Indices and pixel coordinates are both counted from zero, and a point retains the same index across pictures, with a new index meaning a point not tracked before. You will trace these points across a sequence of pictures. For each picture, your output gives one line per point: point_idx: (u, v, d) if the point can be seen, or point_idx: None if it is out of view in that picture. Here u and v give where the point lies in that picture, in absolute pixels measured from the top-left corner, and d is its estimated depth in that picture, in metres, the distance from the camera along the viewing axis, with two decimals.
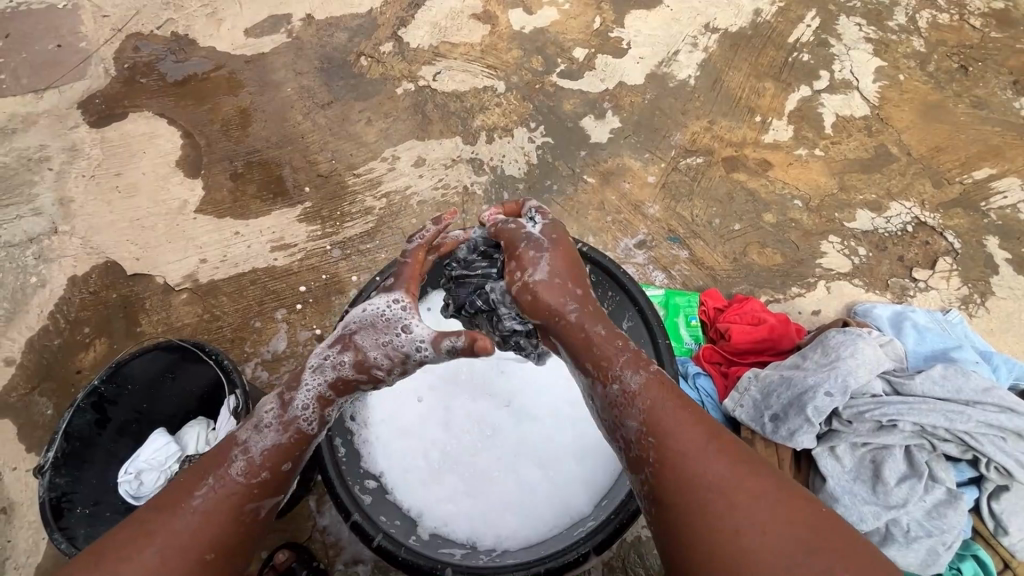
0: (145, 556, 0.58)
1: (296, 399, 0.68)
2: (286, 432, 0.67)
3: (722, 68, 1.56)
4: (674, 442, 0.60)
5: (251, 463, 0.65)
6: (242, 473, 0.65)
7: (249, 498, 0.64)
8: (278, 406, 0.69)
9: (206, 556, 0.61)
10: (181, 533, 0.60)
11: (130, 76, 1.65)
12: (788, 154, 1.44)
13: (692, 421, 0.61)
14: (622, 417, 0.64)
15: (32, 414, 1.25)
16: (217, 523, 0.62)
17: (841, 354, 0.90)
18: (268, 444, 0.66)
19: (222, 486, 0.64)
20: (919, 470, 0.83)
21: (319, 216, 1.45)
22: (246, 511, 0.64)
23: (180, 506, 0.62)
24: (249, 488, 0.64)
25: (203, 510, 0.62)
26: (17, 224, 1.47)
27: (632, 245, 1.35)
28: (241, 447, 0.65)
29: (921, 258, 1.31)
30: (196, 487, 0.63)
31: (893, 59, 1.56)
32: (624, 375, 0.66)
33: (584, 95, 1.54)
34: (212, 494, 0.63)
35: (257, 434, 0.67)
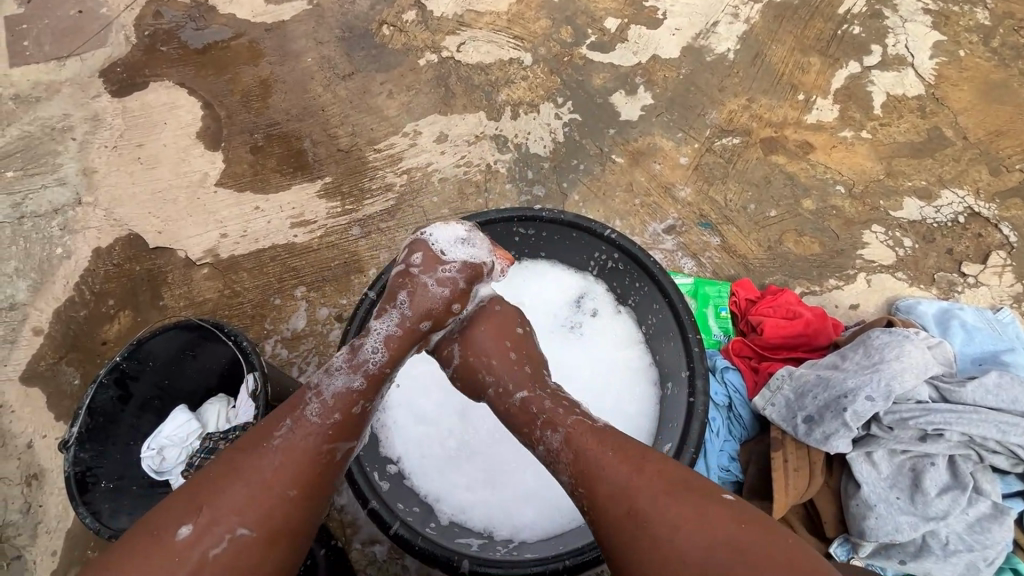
0: (230, 492, 0.62)
1: (366, 344, 0.75)
2: (355, 373, 0.73)
3: (764, 41, 1.46)
4: (602, 475, 0.62)
5: (324, 407, 0.70)
6: (318, 415, 0.69)
7: (328, 438, 0.68)
8: (348, 357, 0.75)
9: (288, 495, 0.64)
10: (267, 467, 0.64)
11: (151, 44, 1.62)
12: (832, 136, 1.35)
13: (614, 455, 0.63)
14: (557, 471, 0.67)
15: (60, 383, 1.27)
16: (293, 468, 0.65)
17: (886, 356, 0.84)
18: (340, 387, 0.72)
19: (299, 429, 0.67)
20: (964, 481, 0.79)
21: (340, 192, 1.43)
22: (326, 450, 0.68)
23: (260, 447, 0.65)
24: (326, 427, 0.69)
25: (283, 450, 0.66)
26: (43, 194, 1.47)
27: (661, 230, 1.29)
28: (315, 391, 0.70)
29: (973, 250, 1.23)
30: (274, 429, 0.67)
31: (953, 32, 1.44)
32: (546, 437, 0.69)
33: (615, 69, 1.46)
34: (292, 431, 0.67)
35: (327, 377, 0.72)
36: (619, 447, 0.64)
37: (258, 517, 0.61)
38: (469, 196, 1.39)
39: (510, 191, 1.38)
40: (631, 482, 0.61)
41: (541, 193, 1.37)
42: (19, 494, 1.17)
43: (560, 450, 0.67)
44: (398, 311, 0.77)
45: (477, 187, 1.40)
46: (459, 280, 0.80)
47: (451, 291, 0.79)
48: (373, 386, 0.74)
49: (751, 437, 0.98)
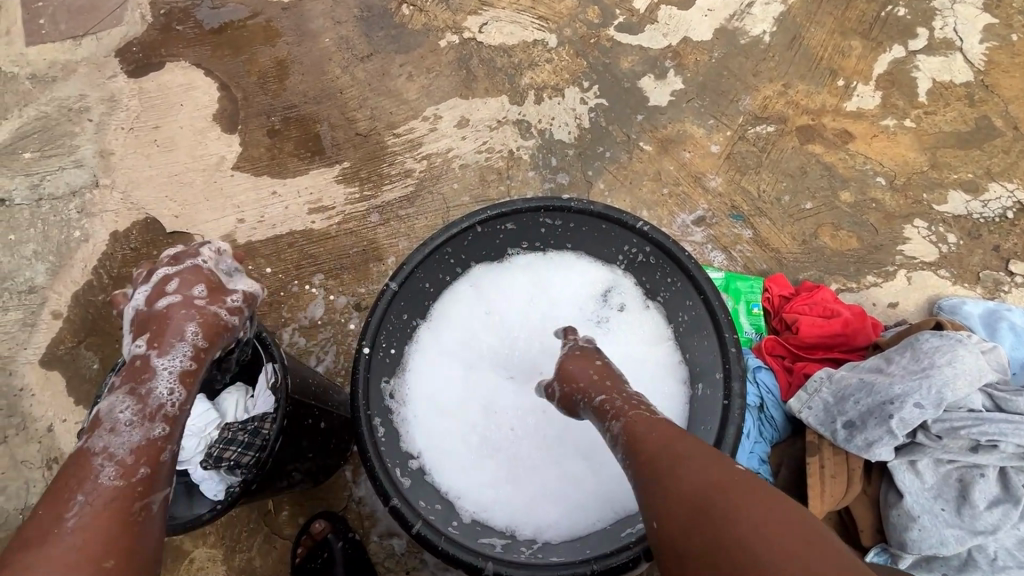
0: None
1: (156, 388, 0.69)
2: (151, 423, 0.67)
3: (803, 23, 1.39)
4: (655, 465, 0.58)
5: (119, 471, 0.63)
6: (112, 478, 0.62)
7: (135, 496, 0.62)
8: (138, 405, 0.68)
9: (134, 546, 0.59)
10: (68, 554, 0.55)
11: (167, 23, 1.58)
12: (873, 124, 1.28)
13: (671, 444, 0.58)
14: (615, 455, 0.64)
15: (79, 367, 1.27)
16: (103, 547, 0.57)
17: (937, 361, 0.79)
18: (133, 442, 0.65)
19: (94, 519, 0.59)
20: (1016, 494, 0.75)
21: (358, 177, 1.39)
22: (137, 511, 0.62)
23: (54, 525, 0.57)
24: (131, 486, 0.62)
25: (78, 531, 0.57)
26: (61, 176, 1.46)
27: (689, 221, 1.24)
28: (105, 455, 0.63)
29: (1021, 247, 1.16)
30: (65, 508, 0.58)
31: (1007, 14, 1.35)
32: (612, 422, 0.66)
33: (644, 52, 1.40)
34: (83, 509, 0.59)
35: (112, 436, 0.65)
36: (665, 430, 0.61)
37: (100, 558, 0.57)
38: (491, 183, 1.35)
39: (533, 178, 1.34)
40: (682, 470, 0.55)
41: (565, 181, 1.32)
42: (40, 477, 1.18)
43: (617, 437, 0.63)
44: (189, 345, 0.71)
45: (499, 175, 1.35)
46: (245, 309, 0.78)
47: (242, 320, 0.78)
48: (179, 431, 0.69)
49: (781, 439, 0.95)
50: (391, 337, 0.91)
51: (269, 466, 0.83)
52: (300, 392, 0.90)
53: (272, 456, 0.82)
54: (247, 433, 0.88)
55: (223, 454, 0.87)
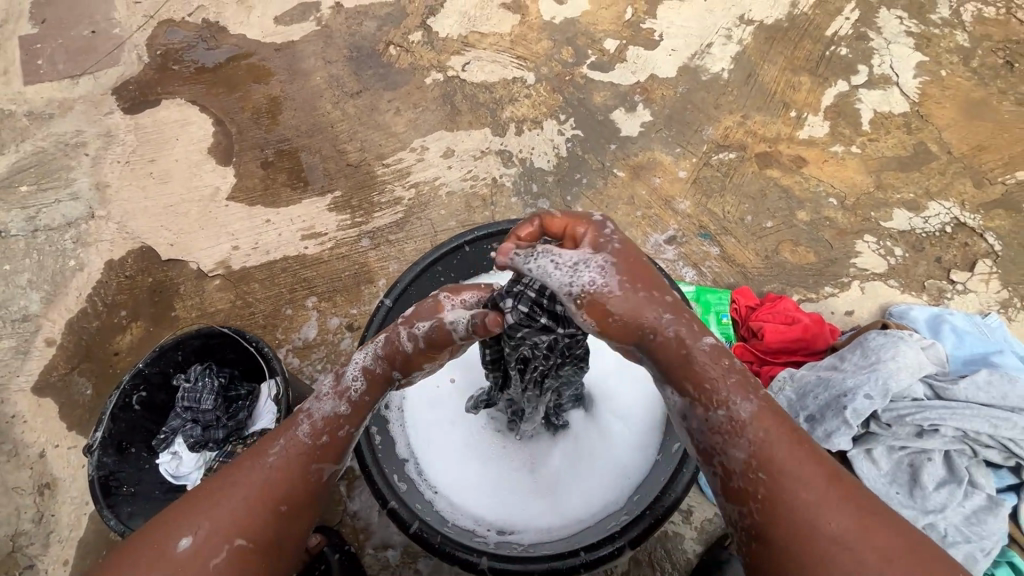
0: (227, 504, 0.60)
1: (347, 371, 0.70)
2: (340, 399, 0.68)
3: (756, 62, 1.53)
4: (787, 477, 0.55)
5: (319, 425, 0.67)
6: (309, 436, 0.66)
7: (314, 458, 0.65)
8: (333, 381, 0.71)
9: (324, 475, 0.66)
10: (256, 482, 0.62)
11: (163, 63, 1.66)
12: (823, 150, 1.41)
13: (796, 451, 0.56)
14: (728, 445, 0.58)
15: (72, 393, 1.28)
16: (294, 470, 0.64)
17: (883, 356, 0.89)
18: (330, 410, 0.68)
19: (293, 447, 0.65)
20: (959, 475, 0.84)
21: (349, 205, 1.46)
22: (314, 471, 0.65)
23: (256, 460, 0.63)
24: (315, 449, 0.66)
25: (276, 468, 0.63)
26: (57, 207, 1.50)
27: (662, 241, 1.34)
28: (304, 413, 0.67)
29: (960, 259, 1.28)
30: (266, 449, 0.64)
31: (934, 53, 1.51)
32: (734, 402, 0.59)
33: (615, 88, 1.53)
34: (282, 451, 0.65)
35: (316, 402, 0.69)
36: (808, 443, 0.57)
37: (293, 489, 0.63)
38: (476, 210, 1.44)
39: (516, 204, 1.43)
40: (797, 495, 0.54)
41: (545, 206, 1.41)
42: (31, 504, 1.18)
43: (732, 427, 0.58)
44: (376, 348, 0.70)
45: (483, 201, 1.44)
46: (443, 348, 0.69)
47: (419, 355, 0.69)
48: (355, 410, 0.69)
49: None
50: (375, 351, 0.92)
51: None
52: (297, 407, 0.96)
53: None
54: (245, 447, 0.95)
55: None
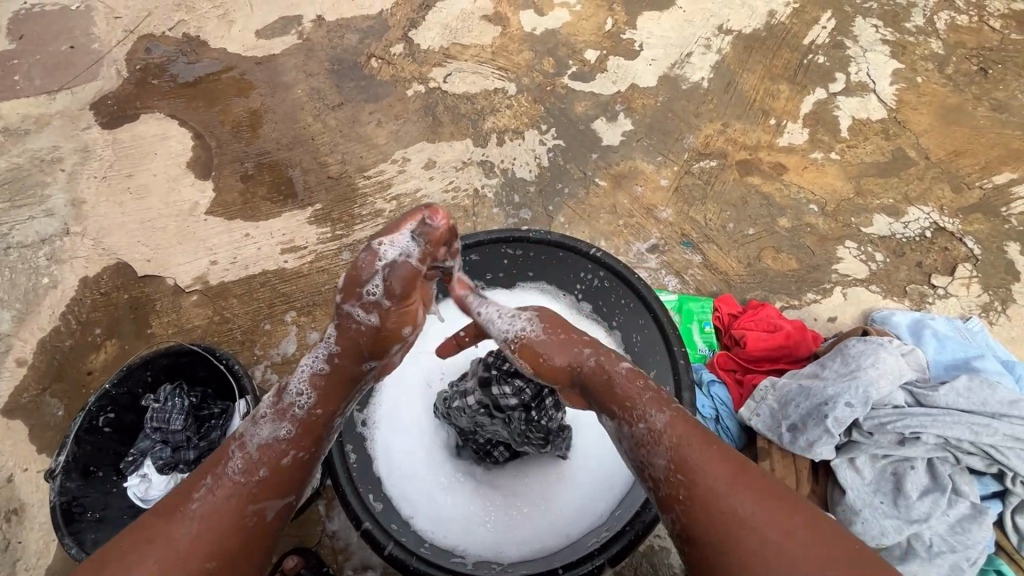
0: (144, 558, 0.55)
1: (289, 386, 0.68)
2: (281, 420, 0.66)
3: (736, 71, 1.54)
4: (705, 474, 0.55)
5: (255, 456, 0.64)
6: (241, 470, 0.62)
7: (250, 496, 0.61)
8: (275, 400, 0.68)
9: (267, 515, 0.62)
10: (182, 534, 0.57)
11: (142, 78, 1.65)
12: (803, 157, 1.42)
13: (717, 456, 0.57)
14: (652, 455, 0.60)
15: (42, 414, 1.25)
16: (225, 509, 0.60)
17: (863, 364, 0.89)
18: (268, 436, 0.65)
19: (219, 489, 0.61)
20: (942, 483, 0.83)
21: (329, 218, 1.45)
22: (250, 512, 0.61)
23: (178, 510, 0.59)
24: (249, 485, 0.62)
25: (201, 516, 0.59)
26: (31, 224, 1.47)
27: (644, 249, 1.33)
28: (237, 441, 0.64)
29: (941, 263, 1.28)
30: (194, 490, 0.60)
31: (910, 61, 1.53)
32: (649, 415, 0.62)
33: (596, 97, 1.53)
34: (210, 492, 0.60)
35: (253, 427, 0.66)
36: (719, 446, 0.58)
37: (225, 533, 0.58)
38: (457, 221, 1.42)
39: (498, 214, 1.42)
40: (723, 488, 0.54)
41: (527, 216, 1.41)
42: None
43: (654, 438, 0.60)
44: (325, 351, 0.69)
45: (465, 212, 1.43)
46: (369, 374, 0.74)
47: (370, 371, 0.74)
48: (299, 431, 0.66)
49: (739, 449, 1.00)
50: None
51: None
52: None
53: None
54: None
55: None
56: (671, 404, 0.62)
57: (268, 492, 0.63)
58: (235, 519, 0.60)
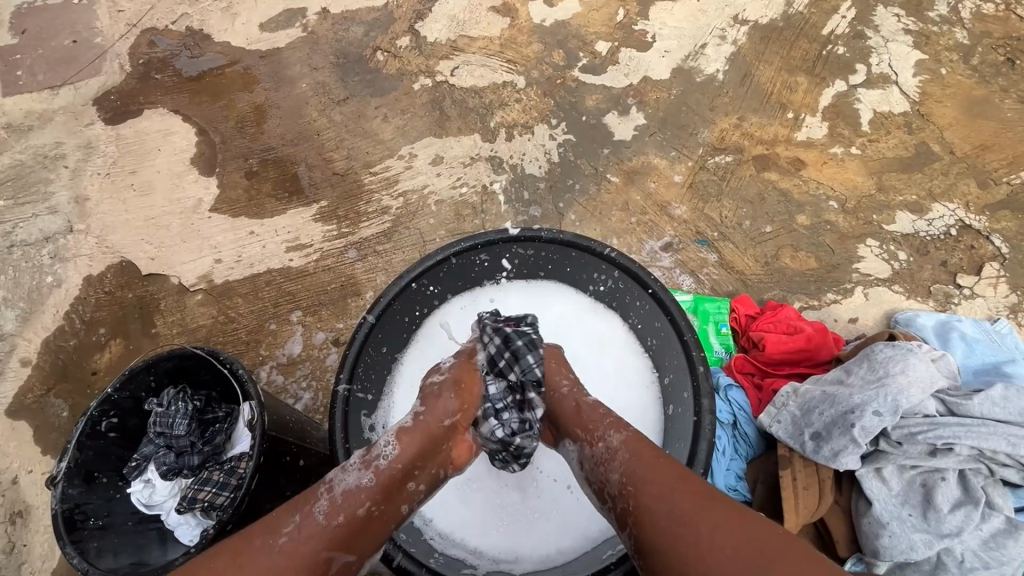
0: None
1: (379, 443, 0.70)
2: (366, 469, 0.67)
3: (752, 62, 1.49)
4: (649, 489, 0.62)
5: (339, 500, 0.64)
6: (326, 513, 0.62)
7: (329, 544, 0.61)
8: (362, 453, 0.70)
9: (330, 568, 0.61)
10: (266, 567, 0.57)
11: (146, 72, 1.62)
12: (823, 152, 1.37)
13: (666, 476, 0.63)
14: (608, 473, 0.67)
15: (47, 415, 1.24)
16: (308, 549, 0.60)
17: (891, 370, 0.86)
18: (354, 483, 0.66)
19: (306, 528, 0.61)
20: (976, 496, 0.80)
21: (335, 215, 1.42)
22: (323, 558, 0.60)
23: (269, 540, 0.60)
24: (330, 530, 0.62)
25: (286, 552, 0.59)
26: (34, 222, 1.46)
27: (658, 247, 1.30)
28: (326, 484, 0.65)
29: (966, 262, 1.24)
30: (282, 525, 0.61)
31: (934, 51, 1.48)
32: (605, 436, 0.70)
33: (607, 90, 1.49)
34: (296, 530, 0.61)
35: (342, 472, 0.67)
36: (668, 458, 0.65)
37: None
38: (466, 218, 1.39)
39: (507, 212, 1.39)
40: (675, 496, 0.60)
41: (537, 214, 1.37)
42: (3, 533, 1.13)
43: (613, 457, 0.67)
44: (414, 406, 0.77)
45: (474, 209, 1.40)
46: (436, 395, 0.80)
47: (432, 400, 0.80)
48: (380, 485, 0.67)
49: (757, 455, 0.98)
50: (357, 371, 0.87)
51: (244, 505, 0.82)
52: (277, 430, 0.90)
53: (248, 496, 0.82)
54: (221, 473, 0.88)
55: (198, 496, 0.85)
56: (633, 428, 0.70)
57: (348, 545, 0.63)
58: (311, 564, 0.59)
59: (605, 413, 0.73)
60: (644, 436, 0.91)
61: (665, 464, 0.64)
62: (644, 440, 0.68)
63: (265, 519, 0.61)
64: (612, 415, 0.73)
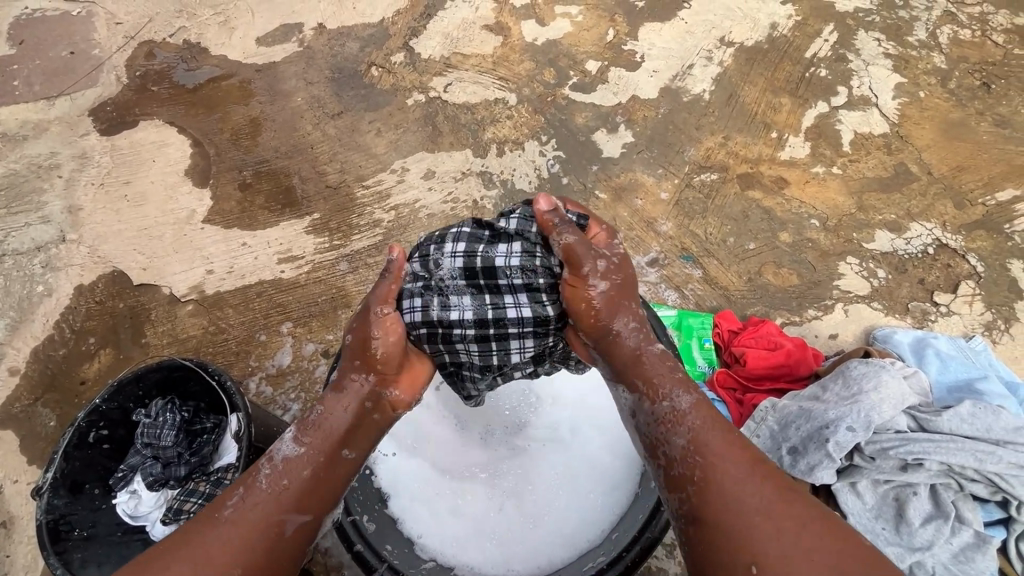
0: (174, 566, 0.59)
1: (314, 413, 0.73)
2: (302, 439, 0.70)
3: (737, 83, 1.53)
4: (722, 465, 0.62)
5: (278, 469, 0.68)
6: (267, 481, 0.67)
7: (277, 507, 0.66)
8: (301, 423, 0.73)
9: (287, 529, 0.65)
10: (212, 541, 0.62)
11: (142, 84, 1.65)
12: (805, 171, 1.41)
13: (739, 461, 0.62)
14: (666, 433, 0.67)
15: (34, 425, 1.24)
16: (253, 515, 0.64)
17: (864, 387, 0.88)
18: (289, 451, 0.69)
19: (249, 496, 0.66)
20: (946, 510, 0.82)
21: (327, 228, 1.44)
22: (274, 522, 0.65)
23: (212, 516, 0.64)
24: (275, 495, 0.66)
25: (233, 519, 0.64)
26: (27, 231, 1.46)
27: (643, 263, 1.33)
28: (265, 456, 0.69)
29: (943, 281, 1.27)
30: (226, 498, 0.66)
31: (913, 75, 1.53)
32: (674, 395, 0.69)
33: (596, 108, 1.52)
34: (238, 502, 0.65)
35: (282, 445, 0.71)
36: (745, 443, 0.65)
37: (249, 538, 0.63)
38: None
39: None
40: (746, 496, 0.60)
41: None
42: None
43: (683, 417, 0.67)
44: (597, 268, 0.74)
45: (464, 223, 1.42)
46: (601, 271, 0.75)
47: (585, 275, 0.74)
48: (320, 445, 0.70)
49: None
50: None
51: None
52: (264, 441, 0.91)
53: None
54: (208, 484, 0.89)
55: (183, 507, 0.86)
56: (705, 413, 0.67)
57: (300, 504, 0.67)
58: (261, 530, 0.64)
59: (674, 377, 0.71)
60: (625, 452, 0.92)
61: (739, 455, 0.63)
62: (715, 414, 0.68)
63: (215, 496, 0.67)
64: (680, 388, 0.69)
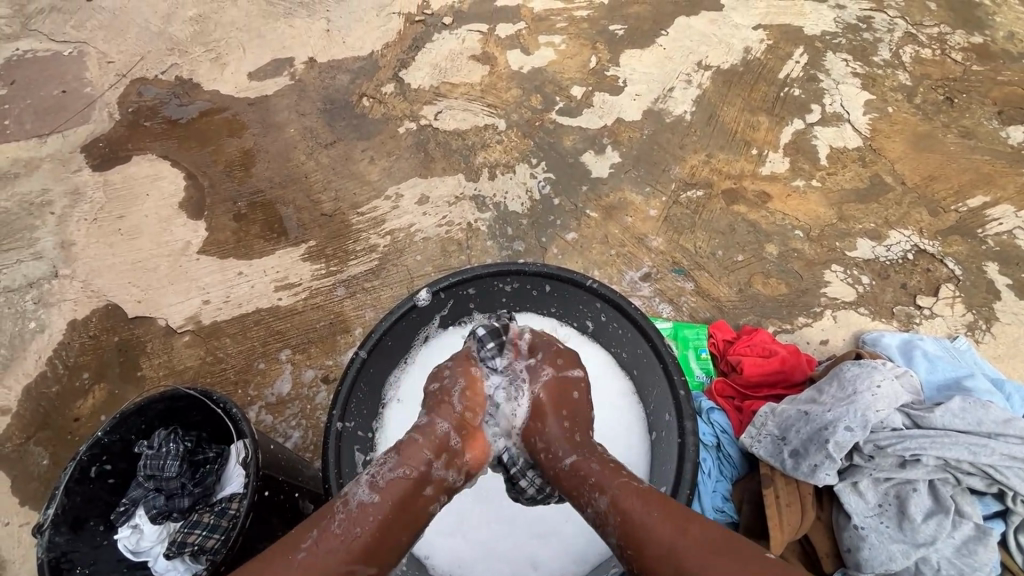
0: None
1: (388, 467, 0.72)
2: (375, 489, 0.69)
3: (715, 104, 1.60)
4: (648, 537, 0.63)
5: (354, 513, 0.67)
6: (341, 526, 0.66)
7: (348, 558, 0.64)
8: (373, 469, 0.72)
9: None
10: None
11: (134, 120, 1.67)
12: (786, 185, 1.47)
13: (657, 512, 0.64)
14: (604, 534, 0.68)
15: (27, 465, 1.22)
16: (327, 560, 0.64)
17: (859, 388, 0.91)
18: (363, 498, 0.69)
19: (323, 541, 0.65)
20: (946, 504, 0.84)
21: (324, 254, 1.45)
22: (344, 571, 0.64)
23: (286, 556, 0.64)
24: (348, 546, 0.65)
25: (304, 564, 0.63)
26: (18, 268, 1.45)
27: (637, 278, 1.36)
28: (342, 499, 0.68)
29: (924, 284, 1.32)
30: (300, 540, 0.65)
31: (880, 92, 1.61)
32: (594, 498, 0.69)
33: (584, 131, 1.57)
34: (312, 545, 0.65)
35: (358, 487, 0.70)
36: (664, 504, 0.65)
37: None
38: (452, 253, 1.44)
39: (491, 247, 1.44)
40: (677, 543, 0.61)
41: (520, 248, 1.43)
42: None
43: (607, 516, 0.67)
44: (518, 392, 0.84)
45: (459, 245, 1.45)
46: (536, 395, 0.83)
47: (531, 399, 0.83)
48: (393, 496, 0.70)
49: (741, 475, 1.01)
50: (350, 408, 0.88)
51: (238, 546, 0.81)
52: (270, 467, 0.91)
53: (240, 535, 0.81)
54: (212, 515, 0.87)
55: (187, 540, 0.84)
56: (619, 477, 0.70)
57: (369, 557, 0.66)
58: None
59: (593, 467, 0.72)
60: (631, 459, 0.94)
61: (664, 516, 0.64)
62: (639, 489, 0.68)
63: (287, 536, 0.66)
64: (597, 465, 0.72)
